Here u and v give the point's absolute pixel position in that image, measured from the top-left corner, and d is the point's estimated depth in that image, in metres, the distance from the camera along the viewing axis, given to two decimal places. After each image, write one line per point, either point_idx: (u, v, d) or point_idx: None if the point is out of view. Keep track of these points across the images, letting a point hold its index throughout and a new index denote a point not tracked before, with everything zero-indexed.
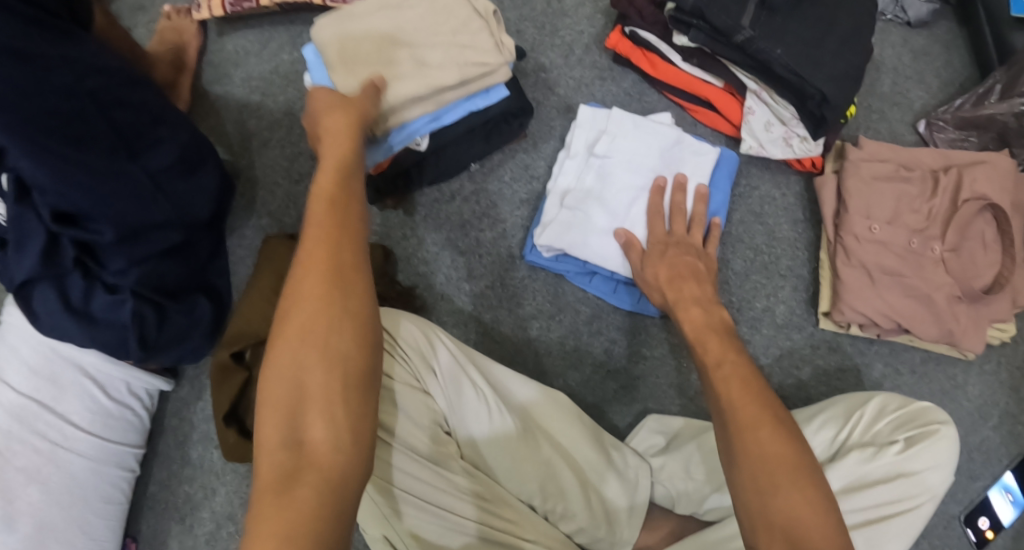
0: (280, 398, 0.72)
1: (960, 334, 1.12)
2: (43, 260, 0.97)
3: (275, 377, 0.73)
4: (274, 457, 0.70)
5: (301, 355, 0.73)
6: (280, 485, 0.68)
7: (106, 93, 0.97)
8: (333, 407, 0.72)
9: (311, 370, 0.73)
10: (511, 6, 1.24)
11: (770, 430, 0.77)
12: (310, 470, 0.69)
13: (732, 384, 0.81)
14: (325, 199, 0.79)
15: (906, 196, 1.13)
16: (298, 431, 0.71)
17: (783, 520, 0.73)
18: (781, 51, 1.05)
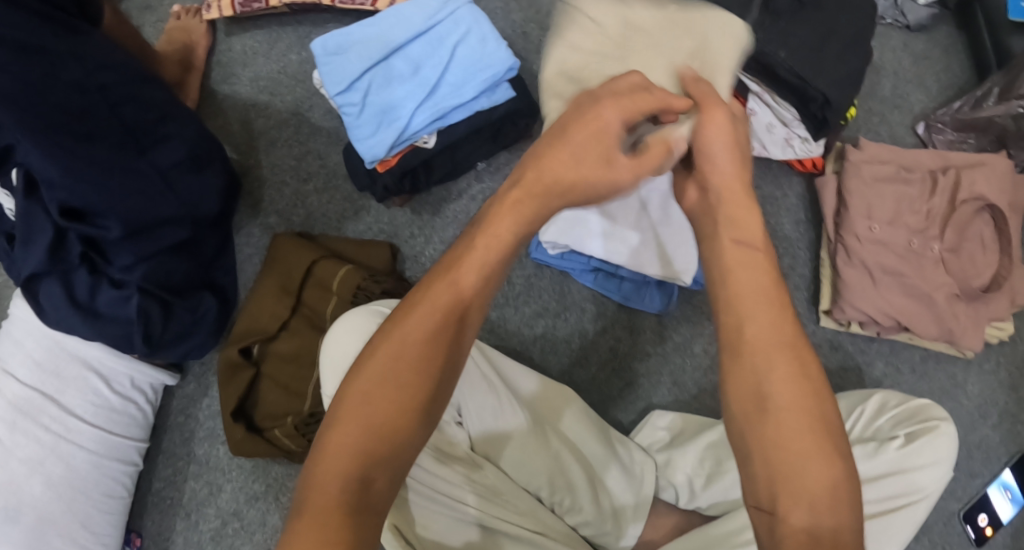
0: (360, 433, 0.65)
1: (960, 333, 1.13)
2: (50, 255, 0.99)
3: (358, 411, 0.66)
4: (335, 497, 0.63)
5: (393, 397, 0.66)
6: (340, 535, 0.62)
7: (115, 88, 0.99)
8: (408, 461, 0.67)
9: (401, 428, 0.66)
10: (518, 8, 1.26)
11: (786, 380, 0.67)
12: (369, 519, 0.64)
13: (741, 326, 0.69)
14: (486, 236, 0.70)
15: (906, 197, 1.15)
16: (365, 475, 0.64)
17: (804, 478, 0.64)
18: (784, 53, 1.07)
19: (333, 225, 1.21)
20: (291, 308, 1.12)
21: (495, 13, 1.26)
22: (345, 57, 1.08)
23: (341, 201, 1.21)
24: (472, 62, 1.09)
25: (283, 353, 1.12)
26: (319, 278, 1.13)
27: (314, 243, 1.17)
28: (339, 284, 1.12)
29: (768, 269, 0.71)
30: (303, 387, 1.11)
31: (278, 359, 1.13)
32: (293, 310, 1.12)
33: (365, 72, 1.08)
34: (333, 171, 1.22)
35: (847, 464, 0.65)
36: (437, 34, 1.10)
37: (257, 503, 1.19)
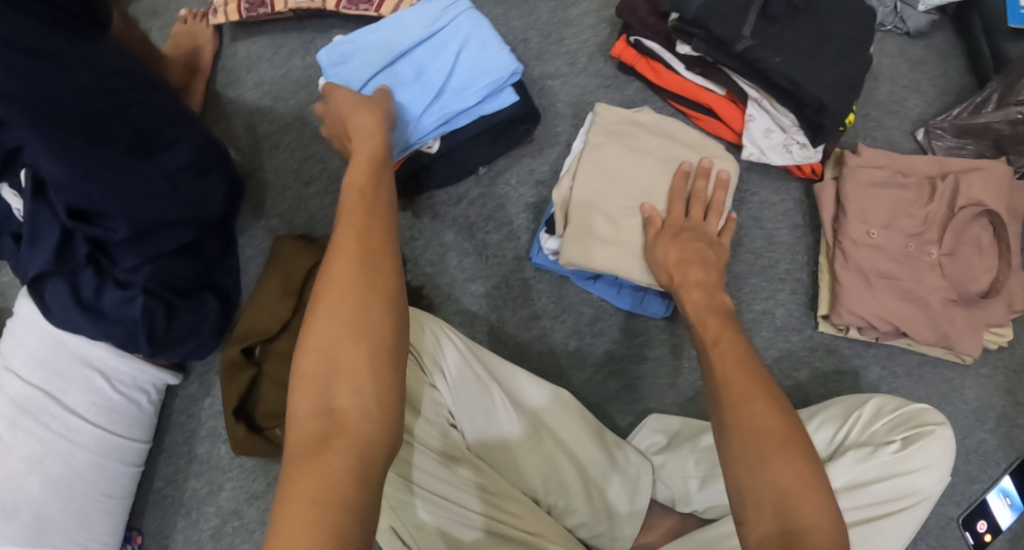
0: (314, 357, 0.76)
1: (956, 336, 1.14)
2: (56, 256, 1.02)
3: (311, 353, 0.76)
4: (307, 423, 0.74)
5: (337, 334, 0.76)
6: (314, 444, 0.72)
7: (124, 92, 0.97)
8: (359, 381, 0.75)
9: (345, 344, 0.76)
10: (518, 15, 1.28)
11: (763, 406, 0.80)
12: (340, 438, 0.73)
13: (728, 359, 0.84)
14: (348, 197, 0.83)
15: (902, 201, 1.16)
16: (327, 404, 0.75)
17: (780, 499, 0.75)
18: (778, 59, 1.08)
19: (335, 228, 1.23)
20: (292, 309, 1.14)
21: (496, 19, 1.28)
22: (351, 65, 1.07)
23: None
24: (473, 67, 1.09)
25: (285, 353, 1.14)
26: None
27: (316, 245, 1.18)
28: None
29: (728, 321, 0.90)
30: None
31: (278, 358, 1.14)
32: (294, 311, 1.14)
33: (372, 78, 1.07)
34: (335, 174, 1.24)
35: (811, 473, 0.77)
36: (439, 40, 1.09)
37: (256, 502, 1.20)
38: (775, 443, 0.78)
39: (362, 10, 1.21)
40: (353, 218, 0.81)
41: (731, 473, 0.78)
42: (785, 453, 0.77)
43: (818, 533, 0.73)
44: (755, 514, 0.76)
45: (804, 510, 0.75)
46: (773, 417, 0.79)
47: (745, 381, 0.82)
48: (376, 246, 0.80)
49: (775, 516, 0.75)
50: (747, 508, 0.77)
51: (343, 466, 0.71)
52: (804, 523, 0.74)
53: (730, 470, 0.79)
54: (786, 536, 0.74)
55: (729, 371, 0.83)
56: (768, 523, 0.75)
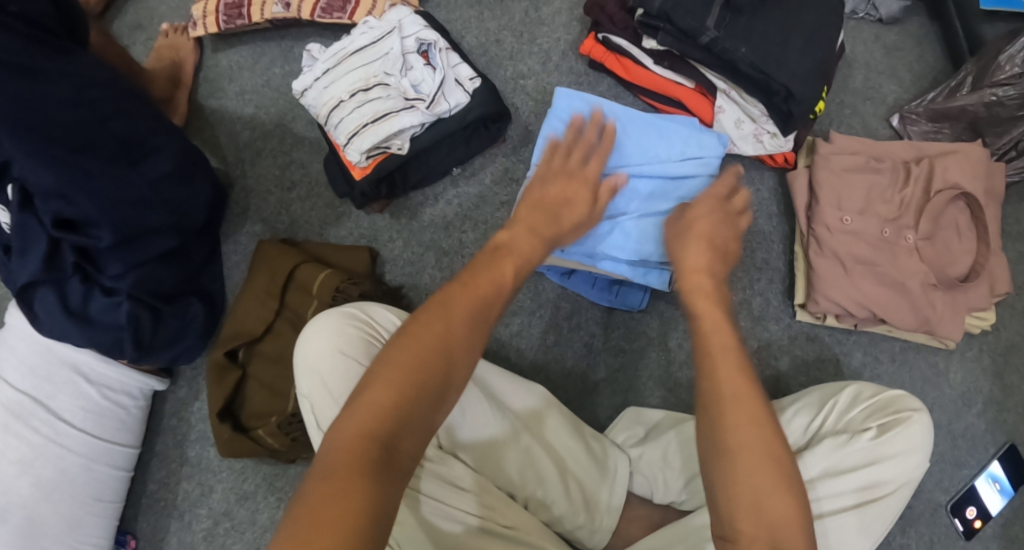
0: (396, 390, 0.77)
1: (937, 321, 1.13)
2: (46, 264, 1.05)
3: (392, 383, 0.77)
4: (362, 445, 0.74)
5: (427, 383, 0.78)
6: (368, 472, 0.73)
7: (105, 102, 1.02)
8: (423, 432, 0.78)
9: (428, 393, 0.78)
10: (491, 16, 1.29)
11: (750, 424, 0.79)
12: (394, 477, 0.75)
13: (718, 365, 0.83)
14: (505, 254, 0.91)
15: (877, 186, 1.15)
16: (390, 440, 0.76)
17: (773, 523, 0.75)
18: (744, 50, 1.09)
19: (317, 232, 1.25)
20: (275, 311, 1.16)
21: (469, 22, 1.29)
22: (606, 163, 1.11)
23: (323, 208, 1.25)
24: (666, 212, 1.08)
25: (269, 355, 1.16)
26: (301, 282, 1.16)
27: (297, 248, 1.20)
28: (320, 287, 1.15)
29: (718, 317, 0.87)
30: (286, 388, 1.15)
31: (264, 360, 1.16)
32: (277, 313, 1.16)
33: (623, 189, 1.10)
34: (315, 179, 1.26)
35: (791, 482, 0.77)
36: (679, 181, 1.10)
37: (246, 502, 1.23)
38: (767, 468, 0.77)
39: (335, 18, 1.24)
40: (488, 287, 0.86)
41: (725, 491, 0.78)
42: (775, 475, 0.77)
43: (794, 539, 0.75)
44: (749, 536, 0.75)
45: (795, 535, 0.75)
46: (764, 441, 0.79)
47: (745, 404, 0.80)
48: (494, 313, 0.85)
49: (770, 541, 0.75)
50: (738, 527, 0.76)
51: (391, 504, 0.73)
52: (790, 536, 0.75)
53: (724, 490, 0.78)
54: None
55: (734, 390, 0.81)
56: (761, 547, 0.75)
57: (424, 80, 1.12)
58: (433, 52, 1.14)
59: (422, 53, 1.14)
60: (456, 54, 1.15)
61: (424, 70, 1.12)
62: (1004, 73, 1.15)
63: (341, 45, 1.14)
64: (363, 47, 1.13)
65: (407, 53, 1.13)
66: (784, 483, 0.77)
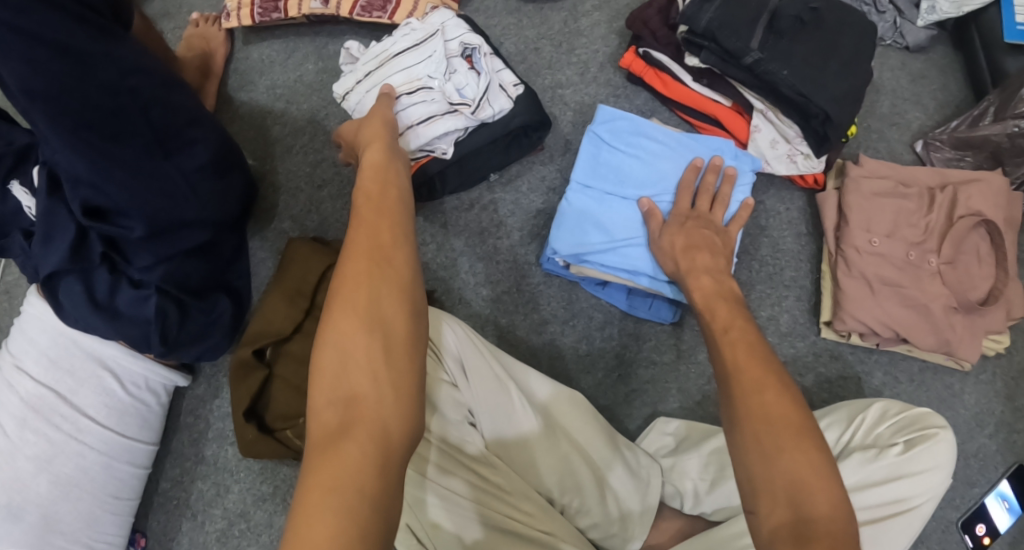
0: (333, 354, 0.79)
1: (957, 343, 1.16)
2: (73, 253, 1.03)
3: (329, 351, 0.79)
4: (325, 416, 0.76)
5: (352, 327, 0.79)
6: (333, 435, 0.75)
7: (146, 91, 0.99)
8: (374, 372, 0.78)
9: (362, 338, 0.79)
10: (530, 24, 1.30)
11: (775, 394, 0.80)
12: (360, 427, 0.75)
13: (738, 348, 0.85)
14: (369, 198, 0.89)
15: (903, 211, 1.18)
16: (346, 394, 0.77)
17: (794, 488, 0.76)
18: (787, 72, 1.11)
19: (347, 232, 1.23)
20: (304, 311, 1.14)
21: (507, 28, 1.30)
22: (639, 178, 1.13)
23: None
24: None
25: (297, 355, 1.14)
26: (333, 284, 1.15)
27: (329, 248, 1.19)
28: None
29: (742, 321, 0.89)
30: None
31: (291, 360, 1.14)
32: (308, 313, 1.15)
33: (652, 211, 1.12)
34: (347, 178, 1.25)
35: (821, 456, 0.78)
36: None
37: (264, 504, 1.20)
38: (783, 434, 0.78)
39: (375, 16, 1.23)
40: (364, 234, 0.84)
41: (743, 460, 0.80)
42: (790, 441, 0.78)
43: (827, 522, 0.74)
44: (767, 504, 0.77)
45: (813, 498, 0.75)
46: (778, 409, 0.79)
47: (759, 372, 0.82)
48: (387, 248, 0.84)
49: (789, 505, 0.76)
50: (758, 496, 0.78)
51: (361, 453, 0.73)
52: (818, 511, 0.75)
53: (744, 460, 0.79)
54: (798, 525, 0.74)
55: (746, 365, 0.83)
56: (781, 512, 0.76)
57: (468, 85, 1.11)
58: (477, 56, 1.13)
59: (467, 58, 1.13)
60: (499, 60, 1.14)
61: (468, 74, 1.11)
62: None
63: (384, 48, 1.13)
64: (407, 51, 1.12)
65: (450, 58, 1.12)
66: (798, 449, 0.78)
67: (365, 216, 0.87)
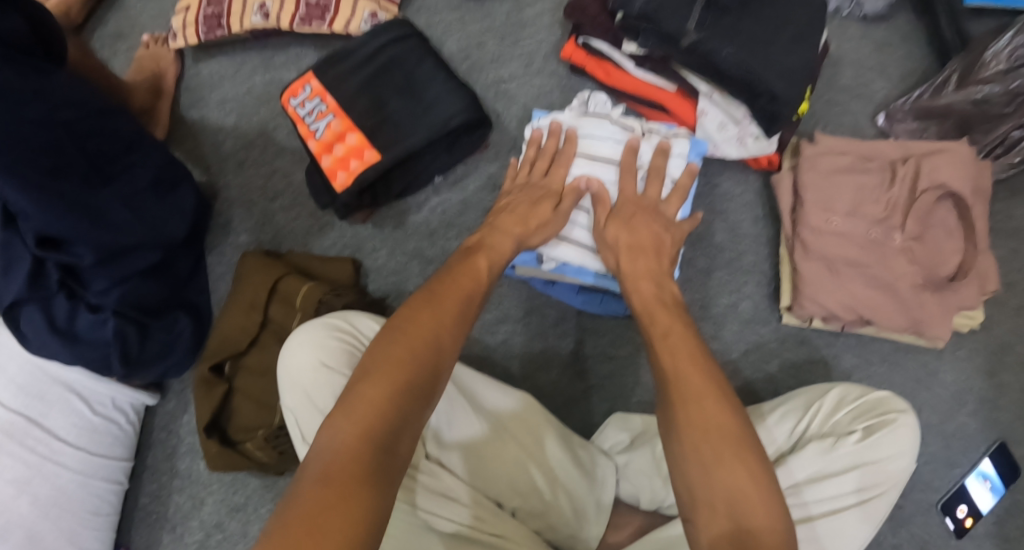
0: (386, 393, 0.76)
1: (926, 321, 1.12)
2: (30, 282, 1.04)
3: (376, 388, 0.77)
4: (355, 454, 0.72)
5: (419, 374, 0.79)
6: (367, 481, 0.71)
7: (82, 122, 1.04)
8: (419, 426, 0.78)
9: (421, 388, 0.79)
10: (473, 21, 1.29)
11: (713, 402, 0.79)
12: (390, 480, 0.73)
13: (678, 354, 0.84)
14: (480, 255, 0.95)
15: (864, 187, 1.15)
16: (387, 441, 0.74)
17: (733, 499, 0.74)
18: (729, 50, 1.08)
19: (302, 242, 1.25)
20: (259, 324, 1.16)
21: (451, 27, 1.29)
22: None
23: (308, 218, 1.25)
24: None
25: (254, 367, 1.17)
26: (284, 294, 1.16)
27: (281, 261, 1.20)
28: (302, 299, 1.15)
29: (687, 335, 0.86)
30: (272, 400, 1.16)
31: (249, 373, 1.17)
32: (262, 325, 1.16)
33: None
34: (300, 188, 1.26)
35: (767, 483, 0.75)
36: None
37: (237, 515, 1.22)
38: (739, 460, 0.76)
39: (315, 26, 1.23)
40: (458, 292, 0.88)
41: (685, 476, 0.77)
42: (732, 455, 0.76)
43: (765, 535, 0.72)
44: (707, 515, 0.75)
45: (756, 508, 0.73)
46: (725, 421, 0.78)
47: (706, 394, 0.80)
48: (468, 308, 0.88)
49: (728, 517, 0.74)
50: (698, 508, 0.76)
51: (387, 510, 0.71)
52: (755, 526, 0.73)
53: (693, 479, 0.77)
54: (738, 536, 0.72)
55: (692, 382, 0.81)
56: (721, 525, 0.73)
57: None
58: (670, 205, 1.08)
59: None
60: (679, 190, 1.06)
61: None
62: (989, 69, 1.16)
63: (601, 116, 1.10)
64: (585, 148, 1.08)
65: None
66: (748, 467, 0.75)
67: (457, 272, 0.91)
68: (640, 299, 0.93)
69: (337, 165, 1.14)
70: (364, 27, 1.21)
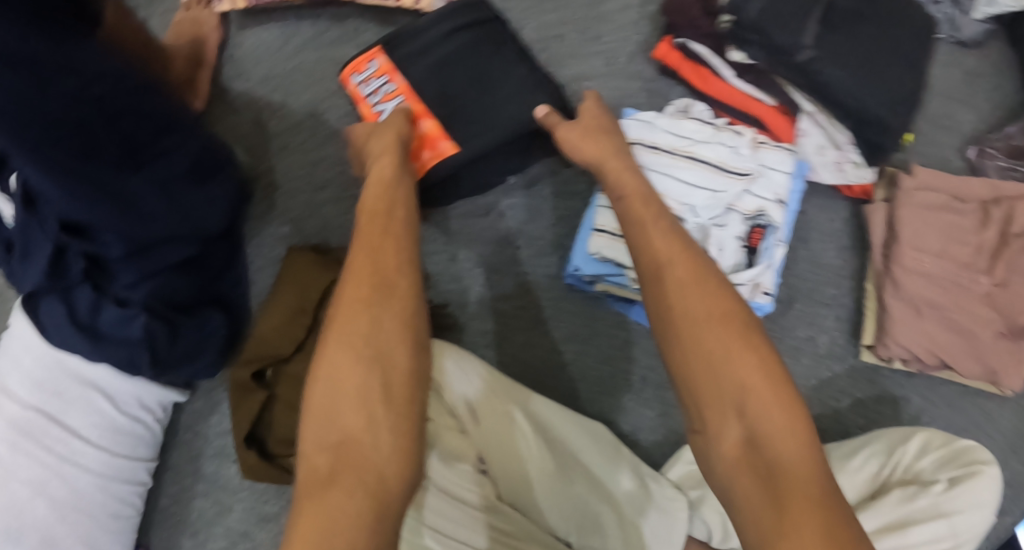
0: (326, 387, 0.73)
1: (1003, 372, 1.08)
2: (50, 270, 0.93)
3: (319, 383, 0.74)
4: (319, 451, 0.71)
5: (347, 363, 0.74)
6: (325, 475, 0.69)
7: (113, 100, 0.88)
8: (371, 409, 0.72)
9: (352, 380, 0.73)
10: (552, 8, 1.18)
11: (743, 355, 0.72)
12: (353, 467, 0.69)
13: (701, 310, 0.76)
14: (373, 233, 0.82)
15: (958, 228, 1.10)
16: (341, 430, 0.72)
17: (766, 448, 0.69)
18: (844, 73, 1.02)
19: (352, 238, 1.14)
20: (307, 328, 1.06)
21: (528, 11, 1.18)
22: None
23: None
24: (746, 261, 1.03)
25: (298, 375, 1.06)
26: None
27: (332, 261, 1.10)
28: None
29: (717, 302, 0.76)
30: None
31: (293, 381, 1.06)
32: (310, 330, 1.07)
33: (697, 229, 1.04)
34: (353, 178, 1.15)
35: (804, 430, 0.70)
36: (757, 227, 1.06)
37: (269, 524, 1.14)
38: (769, 395, 0.71)
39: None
40: (362, 276, 0.78)
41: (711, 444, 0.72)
42: (766, 398, 0.71)
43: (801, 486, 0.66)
44: (741, 470, 0.69)
45: (790, 454, 0.68)
46: (756, 373, 0.72)
47: (718, 331, 0.74)
48: (388, 280, 0.78)
49: (755, 462, 0.69)
50: (736, 475, 0.69)
51: (360, 499, 0.68)
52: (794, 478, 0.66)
53: (717, 435, 0.71)
54: (772, 483, 0.67)
55: (719, 343, 0.73)
56: (747, 480, 0.68)
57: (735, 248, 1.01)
58: (767, 236, 1.03)
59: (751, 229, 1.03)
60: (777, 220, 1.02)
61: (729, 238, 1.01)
62: None
63: (702, 130, 1.04)
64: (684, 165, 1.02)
65: (736, 213, 1.02)
66: (783, 402, 0.70)
67: (363, 257, 0.80)
68: (683, 276, 0.78)
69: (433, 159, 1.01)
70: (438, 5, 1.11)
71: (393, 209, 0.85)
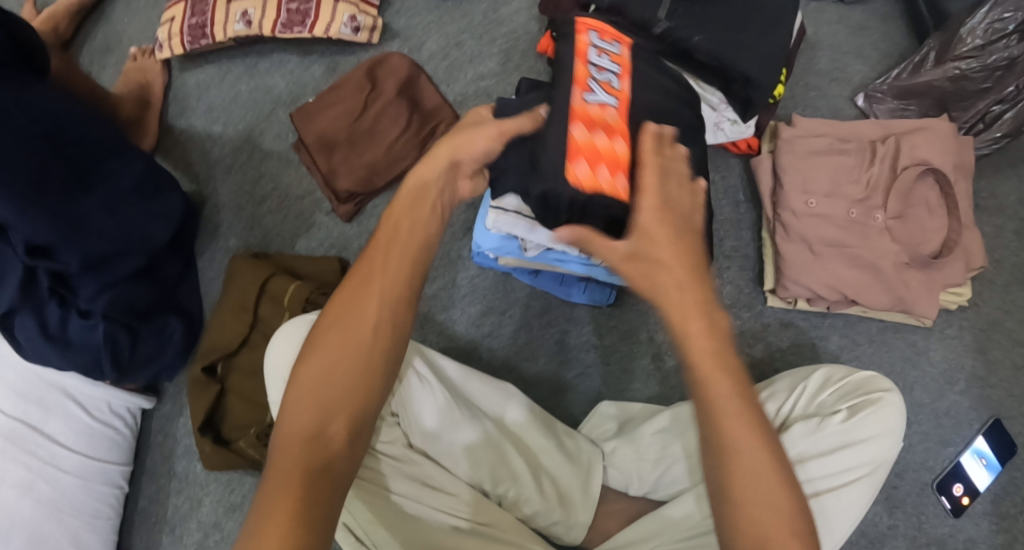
0: (316, 386, 0.80)
1: (912, 300, 1.12)
2: (22, 290, 1.05)
3: (306, 383, 0.80)
4: (298, 446, 0.77)
5: (347, 370, 0.80)
6: (303, 470, 0.75)
7: (60, 131, 1.05)
8: (355, 414, 0.80)
9: (338, 386, 0.80)
10: (450, 20, 1.31)
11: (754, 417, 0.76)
12: (328, 467, 0.76)
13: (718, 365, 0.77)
14: (380, 253, 0.85)
15: (844, 167, 1.14)
16: (321, 428, 0.78)
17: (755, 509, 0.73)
18: (699, 37, 1.08)
19: (290, 244, 1.26)
20: (249, 324, 1.18)
21: (429, 26, 1.31)
22: None
23: (295, 220, 1.27)
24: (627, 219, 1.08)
25: (247, 368, 1.18)
26: (272, 295, 1.18)
27: (270, 262, 1.22)
28: (289, 299, 1.16)
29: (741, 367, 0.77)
30: (265, 399, 1.17)
31: (242, 373, 1.18)
32: (253, 326, 1.18)
33: None
34: (286, 191, 1.28)
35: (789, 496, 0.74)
36: None
37: (235, 514, 1.24)
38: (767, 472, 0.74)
39: (295, 31, 1.27)
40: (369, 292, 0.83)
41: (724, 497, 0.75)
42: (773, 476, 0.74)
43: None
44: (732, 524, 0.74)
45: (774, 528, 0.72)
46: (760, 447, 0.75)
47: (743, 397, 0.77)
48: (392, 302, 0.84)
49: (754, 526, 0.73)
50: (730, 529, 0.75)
51: (330, 498, 0.75)
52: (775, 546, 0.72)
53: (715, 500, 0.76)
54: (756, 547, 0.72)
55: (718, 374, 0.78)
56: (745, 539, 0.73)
57: None
58: None
59: None
60: None
61: None
62: (966, 45, 1.15)
63: None
64: None
65: None
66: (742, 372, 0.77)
67: (382, 271, 0.84)
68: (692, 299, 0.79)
69: (603, 179, 0.91)
70: (344, 30, 1.25)
71: (404, 230, 0.87)
